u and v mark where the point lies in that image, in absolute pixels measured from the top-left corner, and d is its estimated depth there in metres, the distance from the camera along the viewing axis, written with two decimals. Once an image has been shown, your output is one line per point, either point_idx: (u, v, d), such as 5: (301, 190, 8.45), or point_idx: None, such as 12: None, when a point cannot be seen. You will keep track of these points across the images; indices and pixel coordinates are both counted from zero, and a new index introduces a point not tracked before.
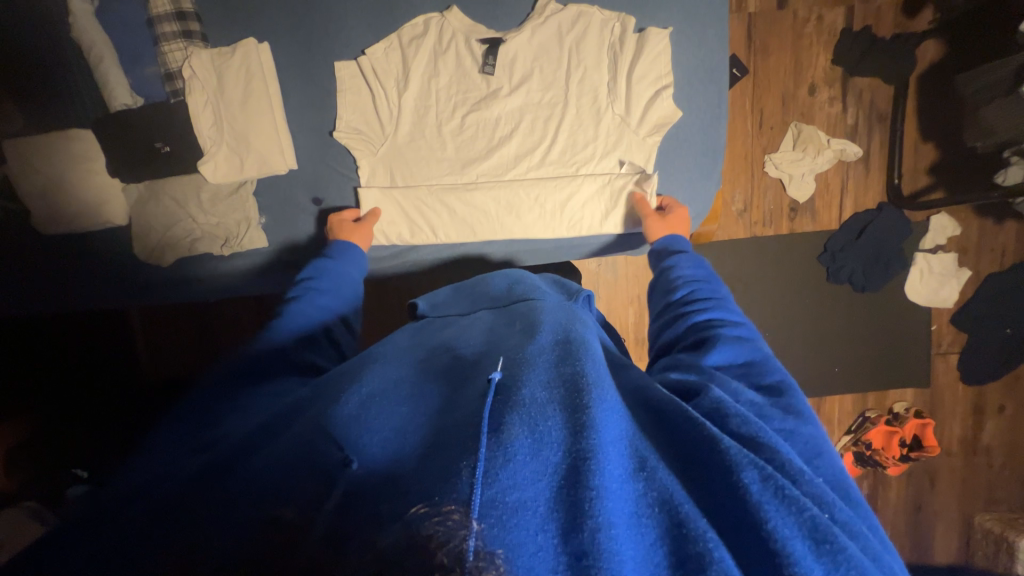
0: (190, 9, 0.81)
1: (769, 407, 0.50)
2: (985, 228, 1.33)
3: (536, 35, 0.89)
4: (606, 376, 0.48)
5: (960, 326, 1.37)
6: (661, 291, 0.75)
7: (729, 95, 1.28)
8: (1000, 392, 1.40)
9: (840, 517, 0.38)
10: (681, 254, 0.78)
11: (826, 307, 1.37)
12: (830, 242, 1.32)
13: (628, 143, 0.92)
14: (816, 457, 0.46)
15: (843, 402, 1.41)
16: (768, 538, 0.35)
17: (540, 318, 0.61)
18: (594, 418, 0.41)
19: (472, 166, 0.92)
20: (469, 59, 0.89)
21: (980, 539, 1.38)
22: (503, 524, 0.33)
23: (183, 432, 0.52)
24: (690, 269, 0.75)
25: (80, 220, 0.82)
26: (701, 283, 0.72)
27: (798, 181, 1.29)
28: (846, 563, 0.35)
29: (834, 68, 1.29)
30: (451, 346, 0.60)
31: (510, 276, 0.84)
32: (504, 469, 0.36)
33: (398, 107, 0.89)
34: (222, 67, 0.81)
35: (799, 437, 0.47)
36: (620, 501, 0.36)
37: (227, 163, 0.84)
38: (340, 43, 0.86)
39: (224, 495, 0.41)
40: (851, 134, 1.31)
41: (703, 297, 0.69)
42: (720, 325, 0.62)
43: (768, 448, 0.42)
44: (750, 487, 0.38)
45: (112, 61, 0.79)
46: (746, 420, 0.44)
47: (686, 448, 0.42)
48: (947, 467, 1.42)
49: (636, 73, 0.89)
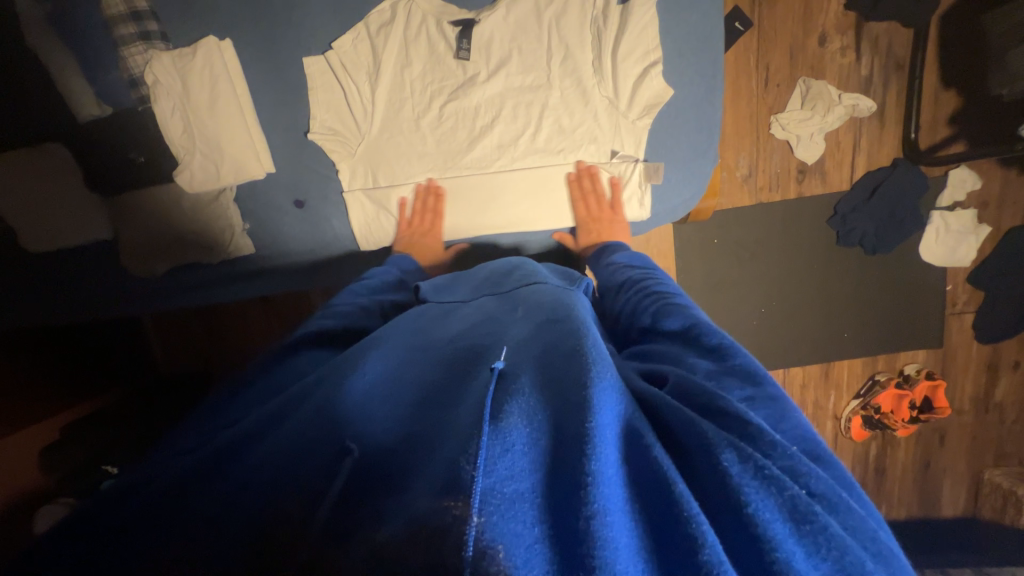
0: (146, 8, 0.77)
1: (726, 378, 0.48)
2: (1009, 179, 1.26)
3: (511, 12, 0.83)
4: (607, 356, 0.47)
5: (977, 284, 1.32)
6: (609, 291, 0.77)
7: (731, 52, 1.19)
8: (1016, 349, 1.37)
9: (820, 490, 0.37)
10: (618, 252, 0.84)
11: (835, 271, 1.33)
12: (840, 205, 1.26)
13: (615, 127, 0.88)
14: (783, 422, 0.45)
15: (852, 366, 1.40)
16: (751, 523, 0.33)
17: (543, 302, 0.60)
18: (593, 399, 0.39)
19: (455, 160, 0.89)
20: (443, 44, 0.85)
21: (988, 493, 1.39)
22: (502, 514, 0.31)
23: (188, 428, 0.53)
24: (625, 261, 0.80)
25: (68, 235, 0.82)
26: (639, 271, 0.76)
27: (805, 141, 1.22)
28: (827, 542, 0.33)
29: (846, 14, 1.18)
30: (452, 334, 0.59)
31: (512, 262, 0.82)
32: (502, 458, 0.34)
33: (371, 102, 0.85)
34: (186, 69, 0.78)
35: (761, 404, 0.46)
36: (614, 487, 0.35)
37: (202, 171, 0.82)
38: (306, 33, 0.81)
39: (230, 488, 0.42)
40: (864, 87, 1.22)
41: (640, 282, 0.71)
42: (661, 299, 0.63)
43: (746, 420, 0.40)
44: (730, 469, 0.36)
45: (74, 70, 0.76)
46: (715, 395, 0.43)
47: (668, 431, 0.41)
48: (958, 425, 1.42)
49: (622, 49, 0.83)
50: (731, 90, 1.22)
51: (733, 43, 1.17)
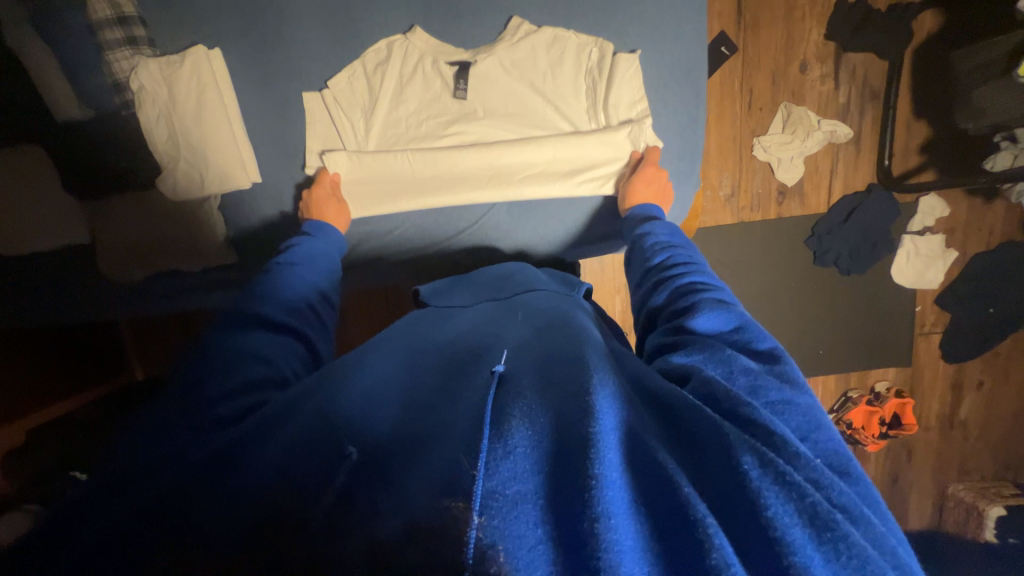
0: (133, 13, 0.77)
1: (764, 377, 0.46)
2: (975, 207, 1.32)
3: (508, 57, 0.86)
4: (603, 359, 0.48)
5: (943, 306, 1.37)
6: (640, 262, 0.73)
7: (716, 75, 1.23)
8: (980, 369, 1.43)
9: (840, 501, 0.36)
10: (656, 223, 0.76)
11: (813, 290, 1.37)
12: (818, 227, 1.31)
13: (601, 170, 0.89)
14: (815, 432, 0.43)
15: (826, 382, 1.44)
16: (768, 526, 0.33)
17: (539, 309, 0.62)
18: (596, 403, 0.40)
19: (444, 196, 0.88)
20: (439, 82, 0.86)
21: (952, 507, 1.45)
22: (503, 516, 0.32)
23: (166, 420, 0.49)
24: (665, 236, 0.73)
25: (38, 238, 0.79)
26: (678, 249, 0.70)
27: (786, 164, 1.27)
28: (847, 549, 0.32)
29: (826, 44, 1.23)
30: (450, 339, 0.59)
31: (515, 269, 0.83)
32: (504, 462, 0.35)
33: (366, 139, 0.87)
34: (172, 77, 0.77)
35: (795, 411, 0.44)
36: (620, 491, 0.35)
37: (185, 178, 0.80)
38: (297, 45, 0.81)
39: (228, 487, 0.41)
40: (843, 113, 1.27)
41: (679, 262, 0.67)
42: (702, 289, 0.59)
43: (774, 430, 0.40)
44: (749, 473, 0.36)
45: (55, 70, 0.75)
46: (743, 401, 0.42)
47: (688, 433, 0.41)
48: (925, 442, 1.47)
49: (612, 101, 0.87)
50: (716, 113, 1.25)
51: (718, 67, 1.21)
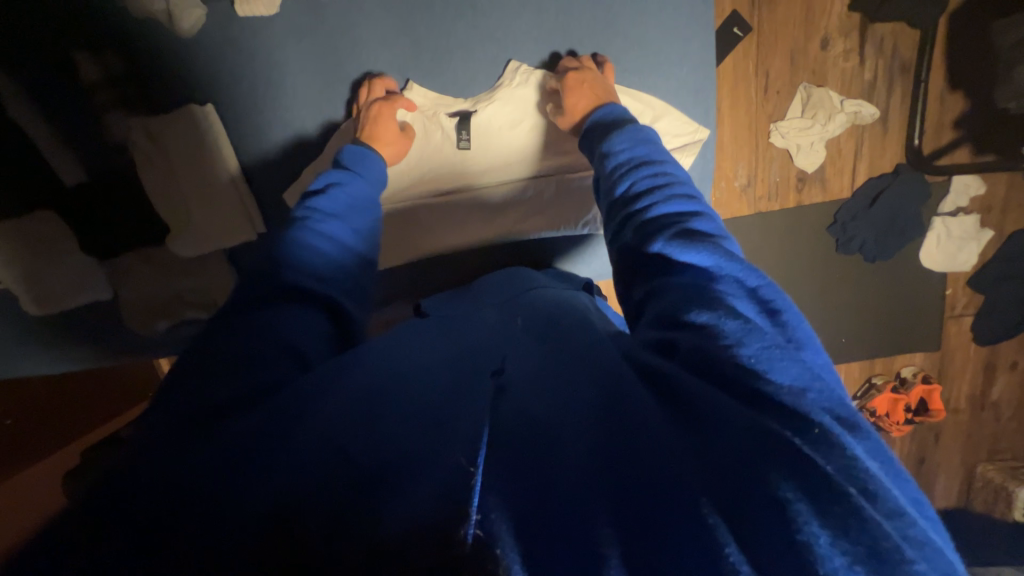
0: (121, 69, 0.76)
1: (755, 326, 0.41)
2: (1013, 182, 1.23)
3: (508, 100, 0.83)
4: (586, 353, 0.48)
5: (976, 288, 1.31)
6: (605, 189, 0.63)
7: (730, 58, 1.15)
8: (1014, 350, 1.37)
9: (855, 473, 0.32)
10: (617, 132, 0.66)
11: (836, 278, 1.32)
12: (840, 213, 1.25)
13: None
14: (813, 388, 0.37)
15: (849, 369, 1.40)
16: (772, 498, 0.31)
17: (534, 313, 0.60)
18: (586, 400, 0.41)
19: (462, 230, 0.88)
20: (440, 134, 0.83)
21: (980, 487, 1.44)
22: (501, 504, 0.33)
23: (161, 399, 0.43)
24: (626, 152, 0.63)
25: (67, 299, 0.82)
26: (643, 167, 0.60)
27: (806, 150, 1.20)
28: (852, 524, 0.29)
29: (850, 15, 1.13)
30: (453, 341, 0.56)
31: (504, 275, 0.82)
32: (499, 454, 0.36)
33: None
34: (168, 138, 0.78)
35: (790, 357, 0.39)
36: (636, 469, 0.34)
37: (193, 236, 0.82)
38: (290, 83, 0.80)
39: (235, 483, 0.35)
40: (868, 91, 1.18)
41: (648, 188, 0.58)
42: (677, 224, 0.52)
43: (772, 395, 0.36)
44: (778, 432, 0.34)
45: (56, 136, 0.77)
46: (732, 365, 0.38)
47: (690, 404, 0.38)
48: (953, 424, 1.44)
49: None
50: (729, 99, 1.18)
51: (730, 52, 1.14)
